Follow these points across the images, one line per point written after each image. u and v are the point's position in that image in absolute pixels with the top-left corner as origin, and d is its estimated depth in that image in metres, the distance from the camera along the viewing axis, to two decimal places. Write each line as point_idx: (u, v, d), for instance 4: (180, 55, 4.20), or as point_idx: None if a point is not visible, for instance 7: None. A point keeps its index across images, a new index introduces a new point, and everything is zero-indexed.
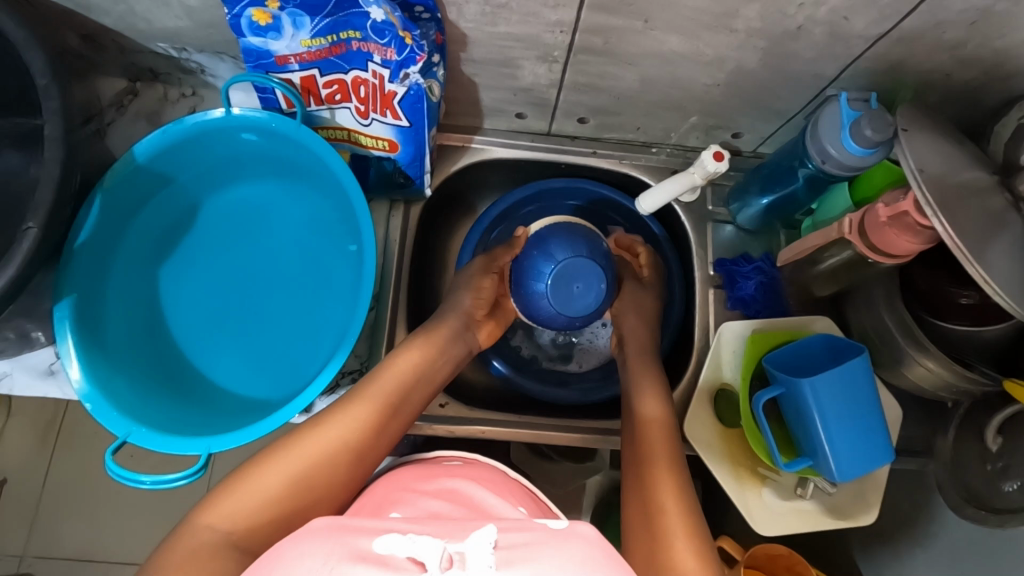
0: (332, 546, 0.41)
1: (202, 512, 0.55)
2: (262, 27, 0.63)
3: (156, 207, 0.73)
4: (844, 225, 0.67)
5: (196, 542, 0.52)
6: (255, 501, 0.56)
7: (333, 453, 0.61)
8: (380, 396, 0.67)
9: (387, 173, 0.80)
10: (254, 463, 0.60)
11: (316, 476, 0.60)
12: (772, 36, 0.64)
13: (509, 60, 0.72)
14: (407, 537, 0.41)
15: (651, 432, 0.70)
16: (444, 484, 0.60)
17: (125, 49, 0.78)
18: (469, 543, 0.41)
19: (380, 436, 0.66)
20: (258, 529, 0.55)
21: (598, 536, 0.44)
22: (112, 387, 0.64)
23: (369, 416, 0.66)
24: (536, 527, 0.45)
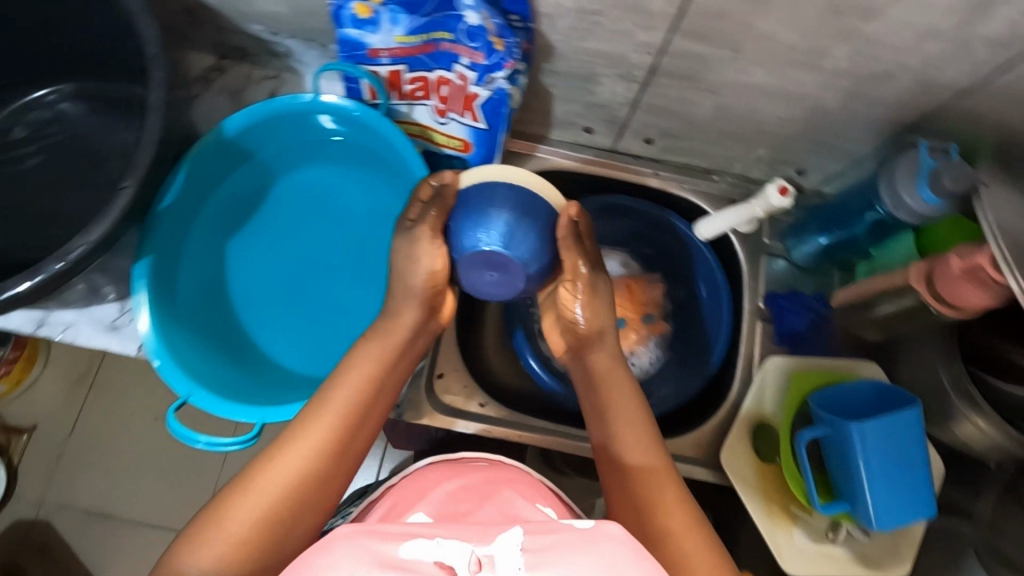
0: (354, 553, 0.40)
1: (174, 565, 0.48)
2: (362, 20, 0.66)
3: (235, 179, 0.76)
4: (911, 272, 0.67)
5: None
6: (235, 529, 0.49)
7: (306, 468, 0.54)
8: (345, 400, 0.59)
9: (455, 171, 0.81)
10: (218, 503, 0.51)
11: (288, 499, 0.52)
12: (858, 77, 0.65)
13: (590, 75, 0.74)
14: (432, 541, 0.40)
15: (645, 481, 0.58)
16: (472, 485, 0.60)
17: (221, 27, 0.82)
18: (498, 545, 0.40)
19: (355, 439, 0.59)
20: (245, 564, 0.49)
21: (626, 534, 0.43)
22: (177, 348, 0.66)
23: (336, 419, 0.58)
24: (562, 529, 0.44)
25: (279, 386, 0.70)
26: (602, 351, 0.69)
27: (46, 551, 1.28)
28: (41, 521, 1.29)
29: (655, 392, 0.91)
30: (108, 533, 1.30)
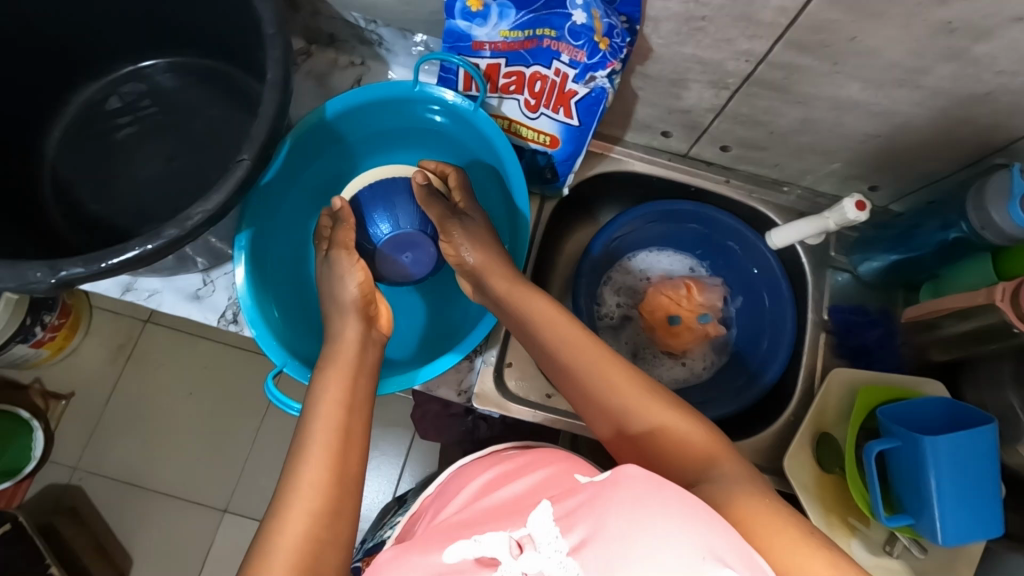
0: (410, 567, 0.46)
1: None
2: (472, 12, 0.68)
3: (326, 161, 0.79)
4: (996, 291, 0.67)
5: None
6: (283, 564, 0.45)
7: (323, 487, 0.51)
8: (327, 420, 0.56)
9: (538, 166, 0.82)
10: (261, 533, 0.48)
11: (320, 494, 0.50)
12: (954, 98, 0.66)
13: (681, 80, 0.76)
14: (474, 538, 0.44)
15: (650, 441, 0.55)
16: (521, 470, 0.58)
17: (319, 13, 0.84)
18: (531, 524, 0.42)
19: (355, 451, 0.55)
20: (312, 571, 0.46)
21: (645, 472, 0.40)
22: (270, 318, 0.68)
23: (328, 434, 0.54)
24: (588, 488, 0.43)
25: None
26: (496, 273, 0.70)
27: (79, 514, 1.30)
28: (72, 487, 1.31)
29: (712, 397, 0.92)
30: (142, 501, 1.32)
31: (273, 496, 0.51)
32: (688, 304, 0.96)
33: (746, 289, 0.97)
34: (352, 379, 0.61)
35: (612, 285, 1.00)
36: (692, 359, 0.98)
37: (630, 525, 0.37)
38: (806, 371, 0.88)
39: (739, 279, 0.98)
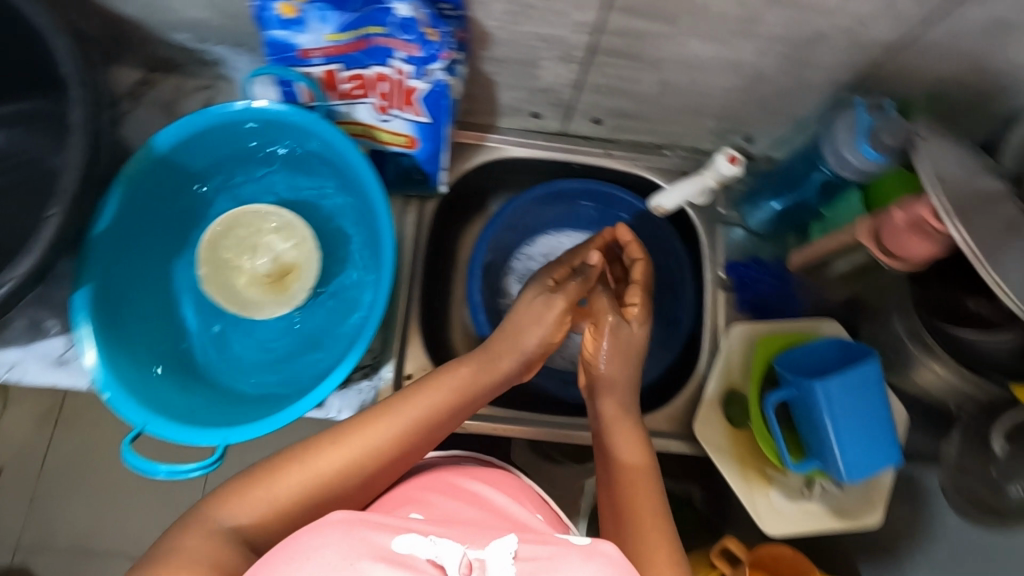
0: (352, 543, 0.42)
1: (214, 504, 0.52)
2: (288, 20, 0.63)
3: (175, 196, 0.73)
4: (860, 229, 0.68)
5: (205, 533, 0.49)
6: (267, 506, 0.52)
7: (341, 482, 0.55)
8: (399, 427, 0.59)
9: (405, 169, 0.80)
10: (256, 472, 0.54)
11: (335, 482, 0.55)
12: (793, 42, 0.65)
13: (531, 60, 0.73)
14: (426, 539, 0.44)
15: (629, 485, 0.62)
16: (466, 484, 0.60)
17: (144, 40, 0.78)
18: (490, 551, 0.44)
19: (388, 471, 0.58)
20: (280, 519, 0.53)
21: (619, 555, 0.45)
22: (127, 377, 0.63)
23: (382, 446, 0.58)
24: (557, 542, 0.47)
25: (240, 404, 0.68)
26: (614, 397, 0.72)
27: None
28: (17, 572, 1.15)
29: None
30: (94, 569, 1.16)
31: (305, 442, 0.57)
32: None
33: (648, 257, 0.96)
34: (450, 408, 0.62)
35: (516, 275, 0.96)
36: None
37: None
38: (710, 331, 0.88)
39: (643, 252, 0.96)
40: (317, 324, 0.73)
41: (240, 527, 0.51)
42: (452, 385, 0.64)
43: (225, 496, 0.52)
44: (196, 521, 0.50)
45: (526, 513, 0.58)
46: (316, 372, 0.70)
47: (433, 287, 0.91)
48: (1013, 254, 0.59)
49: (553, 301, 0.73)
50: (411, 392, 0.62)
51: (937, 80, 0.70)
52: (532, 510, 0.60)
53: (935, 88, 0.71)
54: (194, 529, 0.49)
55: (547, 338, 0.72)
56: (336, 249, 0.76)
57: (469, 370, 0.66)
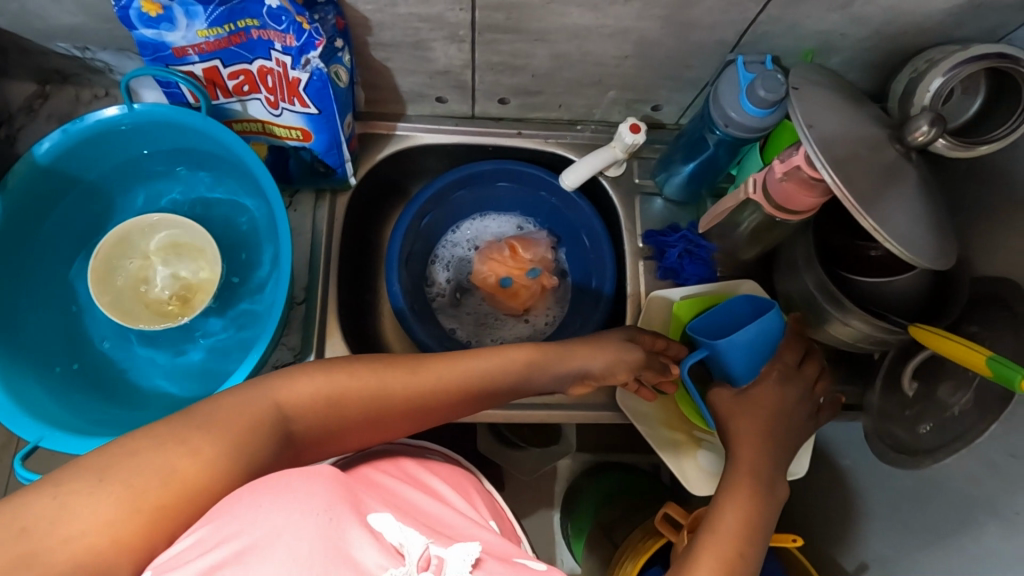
0: (334, 492, 0.42)
1: (284, 379, 0.51)
2: (153, 18, 0.62)
3: (68, 207, 0.72)
4: (750, 185, 0.69)
5: (254, 406, 0.48)
6: (321, 396, 0.51)
7: (388, 409, 0.55)
8: (455, 373, 0.58)
9: (307, 162, 0.80)
10: (337, 364, 0.54)
11: (386, 401, 0.55)
12: (668, 5, 0.65)
13: (418, 42, 0.73)
14: (397, 525, 0.43)
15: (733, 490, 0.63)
16: (423, 476, 0.60)
17: (27, 51, 0.76)
18: (451, 552, 0.43)
19: (430, 417, 0.58)
20: (326, 409, 0.52)
21: None
22: (23, 394, 0.63)
23: (439, 392, 0.57)
24: (517, 566, 0.47)
25: (146, 411, 0.68)
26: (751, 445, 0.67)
27: None
28: None
29: None
30: None
31: (387, 360, 0.56)
32: (515, 262, 0.94)
33: (568, 232, 0.97)
34: (510, 379, 0.62)
35: (441, 262, 0.99)
36: (535, 315, 0.97)
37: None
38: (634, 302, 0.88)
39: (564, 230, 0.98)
40: (223, 326, 0.72)
41: (290, 407, 0.50)
42: (526, 355, 0.64)
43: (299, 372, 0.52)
44: (260, 391, 0.49)
45: (474, 511, 0.59)
46: (224, 373, 0.70)
47: (353, 280, 0.91)
48: (892, 200, 0.61)
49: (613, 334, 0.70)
50: (479, 358, 0.61)
51: (820, 32, 0.70)
52: (482, 512, 0.61)
53: (821, 39, 0.72)
54: (249, 397, 0.48)
55: (609, 369, 0.69)
56: (240, 249, 0.75)
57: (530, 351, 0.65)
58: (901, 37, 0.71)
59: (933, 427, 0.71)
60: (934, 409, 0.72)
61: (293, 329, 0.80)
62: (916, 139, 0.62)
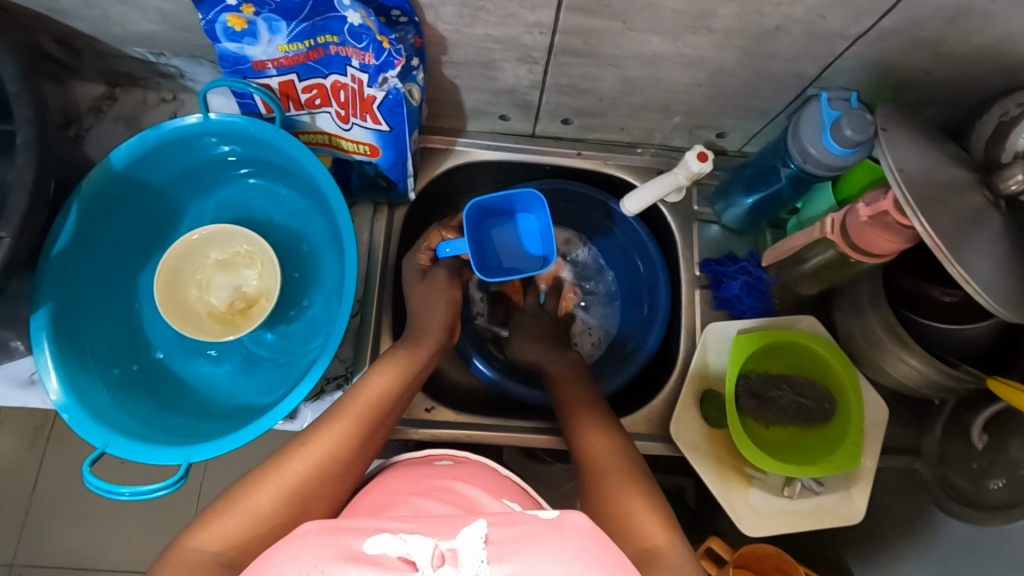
0: (322, 546, 0.44)
1: (192, 534, 0.54)
2: (238, 32, 0.62)
3: (136, 211, 0.73)
4: (826, 225, 0.69)
5: (187, 562, 0.51)
6: (237, 522, 0.54)
7: (303, 492, 0.58)
8: (351, 421, 0.64)
9: (369, 177, 0.80)
10: (239, 487, 0.58)
11: (310, 483, 0.59)
12: (750, 36, 0.64)
13: (489, 62, 0.72)
14: (398, 537, 0.44)
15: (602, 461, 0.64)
16: (438, 483, 0.60)
17: (103, 55, 0.78)
18: (461, 539, 0.44)
19: (344, 472, 0.62)
20: (262, 527, 0.55)
21: (588, 523, 0.47)
22: (92, 399, 0.64)
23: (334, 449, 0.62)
24: (526, 521, 0.48)
25: (207, 422, 0.69)
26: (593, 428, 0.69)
27: None
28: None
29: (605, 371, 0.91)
30: None
31: (256, 471, 0.59)
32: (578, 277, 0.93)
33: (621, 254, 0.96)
34: (382, 405, 0.67)
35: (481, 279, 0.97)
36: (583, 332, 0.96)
37: (556, 560, 0.43)
38: (686, 331, 0.86)
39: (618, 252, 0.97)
40: (284, 337, 0.73)
41: (216, 542, 0.53)
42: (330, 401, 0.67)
43: (197, 527, 0.54)
44: (173, 551, 0.52)
45: (498, 504, 0.58)
46: (285, 384, 0.71)
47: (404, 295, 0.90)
48: (977, 245, 0.58)
49: (435, 275, 0.79)
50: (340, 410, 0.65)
51: (902, 70, 0.68)
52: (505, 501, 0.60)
53: (902, 77, 0.70)
54: (172, 560, 0.52)
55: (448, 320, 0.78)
56: (292, 267, 0.75)
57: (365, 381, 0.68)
58: (986, 78, 0.69)
59: (1005, 483, 0.72)
60: (1005, 465, 0.72)
61: (346, 341, 0.80)
62: (1008, 187, 0.60)
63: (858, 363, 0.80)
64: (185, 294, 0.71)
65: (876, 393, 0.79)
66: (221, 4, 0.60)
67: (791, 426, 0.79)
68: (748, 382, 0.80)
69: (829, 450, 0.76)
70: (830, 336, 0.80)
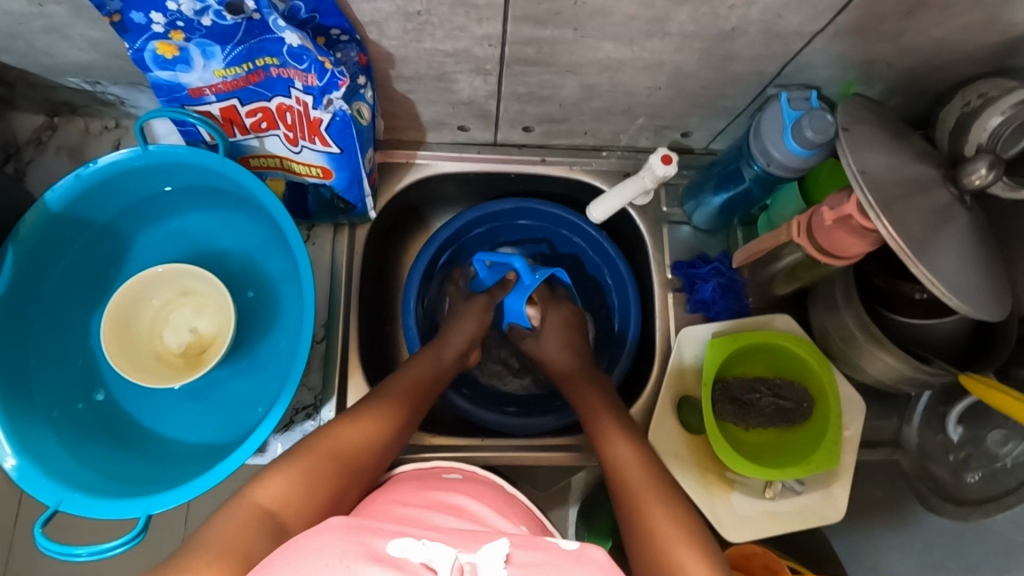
0: (347, 542, 0.43)
1: (253, 487, 0.54)
2: (169, 59, 0.59)
3: (81, 250, 0.71)
4: (793, 228, 0.68)
5: (244, 516, 0.51)
6: (293, 481, 0.55)
7: (333, 482, 0.57)
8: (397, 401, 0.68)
9: (326, 199, 0.77)
10: (293, 449, 0.59)
11: (358, 454, 0.61)
12: (708, 38, 0.62)
13: (443, 75, 0.70)
14: (420, 543, 0.43)
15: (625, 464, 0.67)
16: (446, 498, 0.56)
17: (37, 85, 0.74)
18: (482, 554, 0.43)
19: (382, 461, 0.64)
20: (314, 490, 0.56)
21: (608, 561, 0.47)
22: (47, 457, 0.63)
23: (368, 441, 0.63)
24: (547, 547, 0.48)
25: (170, 466, 0.67)
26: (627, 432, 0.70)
27: None
28: None
29: None
30: None
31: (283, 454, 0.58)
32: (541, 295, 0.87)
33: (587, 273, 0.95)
34: (426, 388, 0.73)
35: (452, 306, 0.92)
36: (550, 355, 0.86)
37: None
38: (662, 334, 0.85)
39: (585, 275, 0.95)
40: (246, 372, 0.71)
41: (270, 502, 0.53)
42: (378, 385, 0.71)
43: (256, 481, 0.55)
44: (239, 501, 0.53)
45: (508, 526, 0.55)
46: (250, 420, 0.69)
47: (372, 317, 0.87)
48: (941, 244, 0.57)
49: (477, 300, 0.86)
50: (322, 440, 0.60)
51: (865, 63, 0.67)
52: (516, 523, 0.56)
53: (864, 71, 0.68)
54: (234, 513, 0.51)
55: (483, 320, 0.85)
56: (244, 302, 0.73)
57: (416, 369, 0.74)
58: (948, 68, 0.68)
59: (981, 477, 0.74)
60: (982, 458, 0.75)
61: (313, 369, 0.78)
62: (972, 182, 0.59)
63: (834, 360, 0.80)
64: (140, 332, 0.70)
65: (853, 389, 0.79)
66: (148, 32, 0.56)
67: (771, 428, 0.78)
68: (727, 387, 0.78)
69: (809, 450, 0.75)
70: (805, 334, 0.80)
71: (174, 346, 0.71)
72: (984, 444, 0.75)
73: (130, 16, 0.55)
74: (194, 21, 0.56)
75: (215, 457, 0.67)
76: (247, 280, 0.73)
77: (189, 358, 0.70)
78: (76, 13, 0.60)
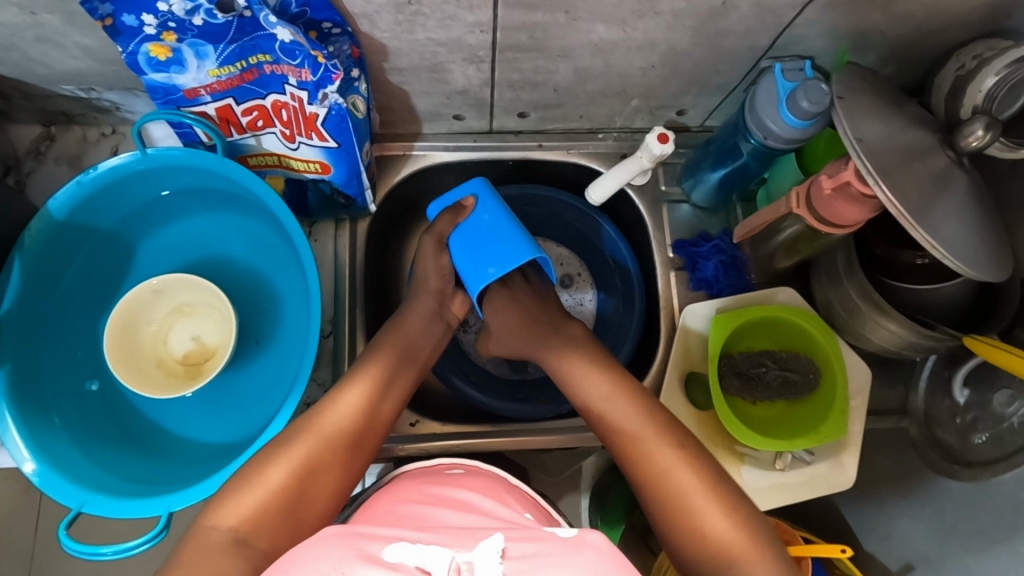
0: (343, 550, 0.44)
1: (209, 510, 0.55)
2: (163, 61, 0.59)
3: (87, 257, 0.72)
4: (792, 199, 0.68)
5: (205, 543, 0.52)
6: (251, 498, 0.55)
7: (302, 487, 0.58)
8: (363, 391, 0.65)
9: (326, 195, 0.77)
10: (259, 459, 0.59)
11: (320, 455, 0.60)
12: (699, 15, 0.62)
13: (436, 65, 0.70)
14: (415, 546, 0.44)
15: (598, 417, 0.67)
16: (448, 493, 0.56)
17: (33, 95, 0.74)
18: (478, 551, 0.43)
19: (353, 452, 0.62)
20: (280, 504, 0.56)
21: (607, 544, 0.47)
22: (66, 462, 0.65)
23: (330, 437, 0.61)
24: (546, 538, 0.47)
25: (184, 466, 0.69)
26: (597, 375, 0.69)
27: None
28: None
29: None
30: None
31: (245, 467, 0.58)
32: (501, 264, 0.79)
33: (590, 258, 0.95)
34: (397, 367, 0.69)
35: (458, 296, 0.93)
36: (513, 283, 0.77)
37: None
38: (666, 314, 0.85)
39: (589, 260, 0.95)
40: (254, 375, 0.72)
41: (229, 526, 0.54)
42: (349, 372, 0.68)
43: (216, 503, 0.55)
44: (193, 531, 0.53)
45: (512, 513, 0.54)
46: (259, 421, 0.70)
47: (377, 313, 0.87)
48: (942, 209, 0.57)
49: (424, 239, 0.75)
50: (283, 449, 0.59)
51: (857, 32, 0.67)
52: (520, 510, 0.56)
53: (858, 39, 0.68)
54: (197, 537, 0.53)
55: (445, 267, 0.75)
56: (244, 304, 0.74)
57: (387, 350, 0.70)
58: (942, 32, 0.68)
59: (989, 437, 0.73)
60: (989, 418, 0.74)
61: (322, 364, 0.78)
62: (969, 145, 0.59)
63: (840, 331, 0.80)
64: (145, 340, 0.71)
65: (859, 358, 0.80)
66: (141, 34, 0.56)
67: (778, 401, 0.79)
68: (732, 361, 0.79)
69: (819, 420, 0.75)
70: (809, 307, 0.80)
71: (179, 352, 0.72)
72: (991, 406, 0.74)
73: (122, 19, 0.55)
74: (185, 21, 0.56)
75: (228, 455, 0.69)
76: (250, 281, 0.74)
77: (194, 367, 0.72)
78: (68, 21, 0.60)
